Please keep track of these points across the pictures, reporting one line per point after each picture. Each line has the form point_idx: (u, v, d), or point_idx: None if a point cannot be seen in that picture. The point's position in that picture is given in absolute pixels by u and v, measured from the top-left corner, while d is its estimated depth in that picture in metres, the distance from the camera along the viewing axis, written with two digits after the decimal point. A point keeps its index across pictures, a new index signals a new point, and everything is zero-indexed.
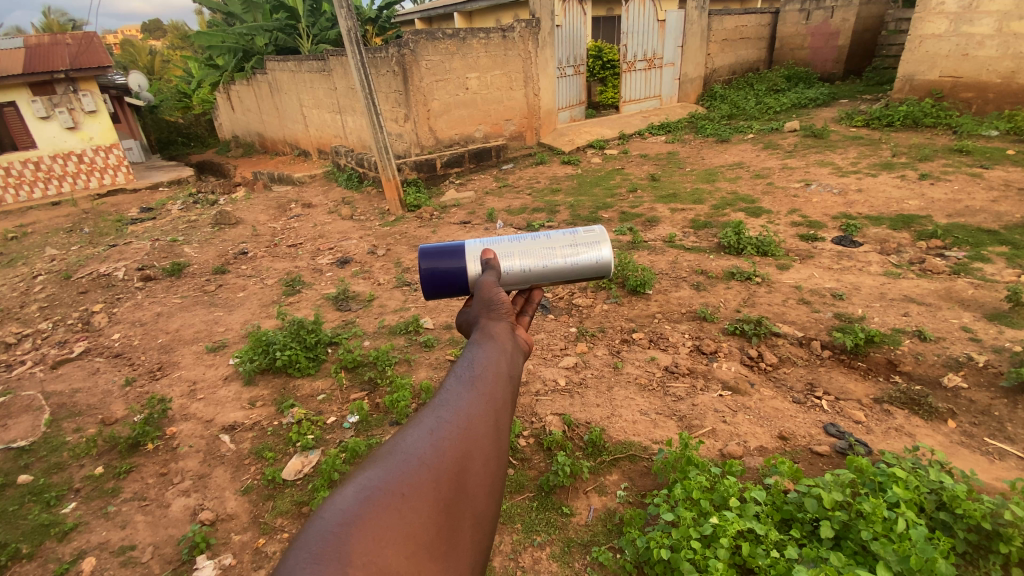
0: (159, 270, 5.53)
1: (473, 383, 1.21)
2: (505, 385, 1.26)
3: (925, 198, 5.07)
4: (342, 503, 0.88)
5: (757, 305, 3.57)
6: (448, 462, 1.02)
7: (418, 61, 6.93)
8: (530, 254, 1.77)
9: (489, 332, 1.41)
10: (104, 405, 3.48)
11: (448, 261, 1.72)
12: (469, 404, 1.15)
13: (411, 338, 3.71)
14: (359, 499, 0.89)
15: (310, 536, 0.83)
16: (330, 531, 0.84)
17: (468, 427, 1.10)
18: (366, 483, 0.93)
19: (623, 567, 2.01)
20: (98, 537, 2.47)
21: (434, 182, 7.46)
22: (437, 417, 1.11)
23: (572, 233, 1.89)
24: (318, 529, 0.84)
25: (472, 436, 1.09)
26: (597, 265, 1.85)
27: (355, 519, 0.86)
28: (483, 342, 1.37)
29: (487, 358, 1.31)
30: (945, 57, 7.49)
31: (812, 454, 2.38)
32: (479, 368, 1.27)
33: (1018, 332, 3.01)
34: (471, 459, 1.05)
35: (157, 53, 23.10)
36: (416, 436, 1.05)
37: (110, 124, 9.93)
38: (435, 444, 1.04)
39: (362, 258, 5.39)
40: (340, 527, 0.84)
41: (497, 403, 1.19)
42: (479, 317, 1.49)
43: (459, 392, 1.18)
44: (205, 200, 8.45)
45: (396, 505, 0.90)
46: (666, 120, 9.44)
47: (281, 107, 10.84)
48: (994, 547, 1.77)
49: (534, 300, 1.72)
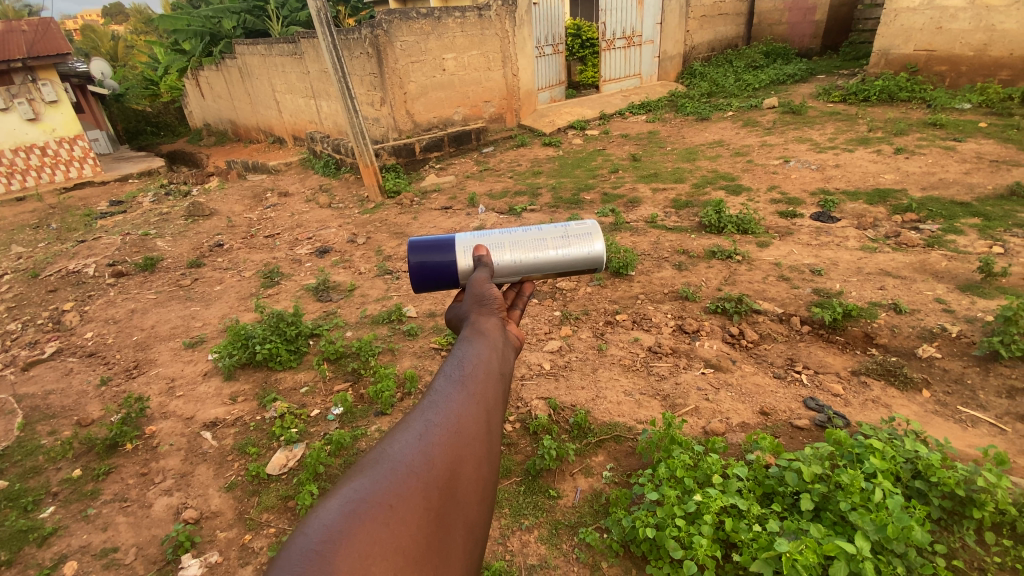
0: (131, 266, 5.36)
1: (464, 383, 1.19)
2: (496, 384, 1.25)
3: (900, 172, 5.15)
4: (327, 517, 0.86)
5: (738, 283, 3.60)
6: (438, 469, 1.00)
7: (392, 42, 6.75)
8: (520, 246, 1.74)
9: (479, 328, 1.39)
10: (79, 406, 3.39)
11: (439, 255, 1.68)
12: (459, 405, 1.13)
13: (394, 327, 3.66)
14: (345, 512, 0.87)
15: (293, 554, 0.80)
16: (313, 548, 0.81)
17: (458, 430, 1.08)
18: (352, 495, 0.90)
19: (610, 546, 2.04)
20: (79, 540, 2.43)
21: (413, 167, 7.33)
22: (426, 420, 1.09)
23: (563, 226, 1.86)
24: (302, 545, 0.81)
25: (463, 440, 1.07)
26: (587, 259, 1.83)
27: (340, 534, 0.83)
28: (472, 339, 1.34)
29: (477, 355, 1.28)
30: (920, 31, 7.53)
31: (793, 428, 2.42)
32: (470, 366, 1.25)
33: (989, 302, 3.08)
34: (462, 463, 1.04)
35: (120, 39, 22.24)
36: (405, 441, 1.03)
37: (74, 114, 9.53)
38: (426, 450, 1.02)
39: (342, 246, 5.29)
40: (325, 544, 0.81)
41: (488, 404, 1.18)
42: (470, 312, 1.47)
43: (449, 393, 1.16)
44: (177, 190, 8.20)
45: (384, 517, 0.88)
46: (646, 98, 9.39)
47: (254, 94, 10.51)
48: (968, 513, 1.84)
49: (525, 293, 1.70)
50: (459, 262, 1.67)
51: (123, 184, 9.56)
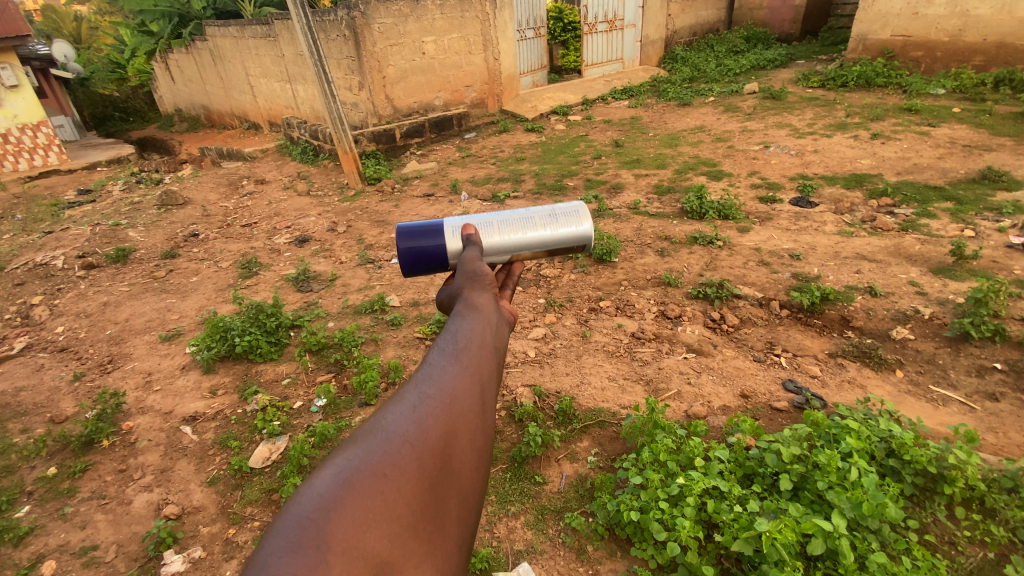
0: (103, 257, 5.19)
1: (459, 353, 1.16)
2: (493, 355, 1.21)
3: (876, 157, 5.24)
4: (321, 487, 0.85)
5: (719, 268, 3.64)
6: (432, 440, 0.98)
7: (370, 24, 6.58)
8: (509, 225, 1.71)
9: (474, 301, 1.34)
10: (52, 402, 3.29)
11: (428, 239, 1.65)
12: (455, 375, 1.10)
13: (377, 317, 3.62)
14: (339, 481, 0.86)
15: (287, 522, 0.80)
16: (307, 517, 0.80)
17: (453, 400, 1.06)
18: (345, 464, 0.89)
19: (595, 530, 2.08)
20: (57, 539, 2.38)
21: (394, 154, 7.20)
22: (420, 391, 1.06)
23: (549, 206, 1.86)
24: (295, 514, 0.81)
25: (458, 410, 1.05)
26: (576, 238, 1.83)
27: (333, 503, 0.83)
28: (469, 310, 1.30)
29: (473, 325, 1.25)
30: (897, 16, 7.61)
31: (772, 410, 2.47)
32: (466, 337, 1.21)
33: (961, 285, 3.17)
34: (456, 434, 1.02)
35: (84, 20, 21.27)
36: (399, 412, 1.01)
37: (36, 99, 9.18)
38: (420, 420, 0.99)
39: (322, 235, 5.20)
40: (318, 512, 0.81)
41: (484, 374, 1.15)
42: (462, 285, 1.42)
43: (444, 363, 1.13)
44: (149, 179, 7.94)
45: (377, 487, 0.87)
46: (628, 83, 9.34)
47: (227, 78, 10.17)
48: (939, 489, 1.92)
49: (514, 275, 1.64)
50: (448, 244, 1.64)
51: (92, 172, 9.20)
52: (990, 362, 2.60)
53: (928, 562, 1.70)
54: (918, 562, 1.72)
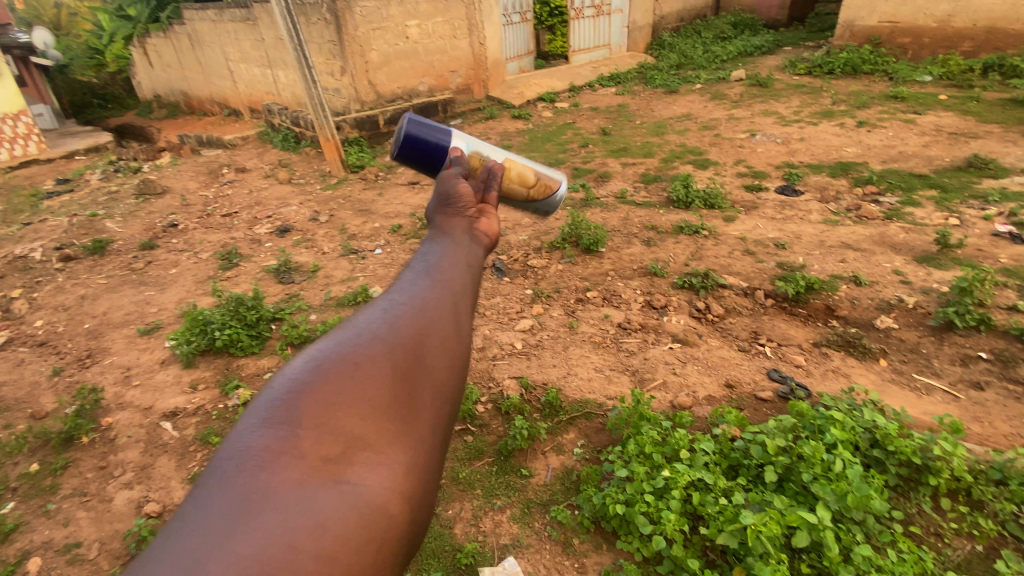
0: (80, 249, 5.04)
1: (431, 269, 1.14)
2: (468, 272, 1.18)
3: (862, 145, 5.25)
4: (289, 378, 0.89)
5: (704, 258, 3.63)
6: (401, 340, 0.97)
7: (351, 8, 6.42)
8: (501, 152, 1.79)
9: (448, 225, 1.30)
10: (30, 399, 3.20)
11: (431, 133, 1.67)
12: (424, 288, 1.09)
13: (361, 309, 3.56)
14: (304, 372, 0.89)
15: (260, 407, 0.85)
16: (275, 403, 0.85)
17: (424, 306, 1.04)
18: (313, 358, 0.92)
19: (582, 523, 2.07)
20: (41, 537, 2.32)
21: (378, 141, 7.06)
22: (391, 300, 1.06)
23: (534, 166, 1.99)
24: (266, 399, 0.86)
25: (429, 312, 1.03)
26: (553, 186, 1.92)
27: (299, 392, 0.86)
28: (443, 235, 1.26)
29: (446, 247, 1.22)
30: (884, 2, 7.60)
31: (757, 400, 2.48)
32: (437, 257, 1.19)
33: (945, 273, 3.20)
34: (427, 334, 1.00)
35: None
36: (367, 318, 1.01)
37: (17, 88, 8.74)
38: (388, 323, 1.00)
39: (304, 225, 5.09)
40: (286, 399, 0.85)
41: (457, 285, 1.12)
42: (436, 210, 1.36)
43: (416, 279, 1.12)
44: (127, 167, 7.71)
45: (344, 378, 0.89)
46: (616, 70, 9.25)
47: (205, 62, 9.88)
48: (924, 480, 1.94)
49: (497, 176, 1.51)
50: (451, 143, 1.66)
51: (69, 160, 8.91)
52: (973, 351, 2.63)
53: (914, 554, 1.73)
54: (902, 555, 1.74)
